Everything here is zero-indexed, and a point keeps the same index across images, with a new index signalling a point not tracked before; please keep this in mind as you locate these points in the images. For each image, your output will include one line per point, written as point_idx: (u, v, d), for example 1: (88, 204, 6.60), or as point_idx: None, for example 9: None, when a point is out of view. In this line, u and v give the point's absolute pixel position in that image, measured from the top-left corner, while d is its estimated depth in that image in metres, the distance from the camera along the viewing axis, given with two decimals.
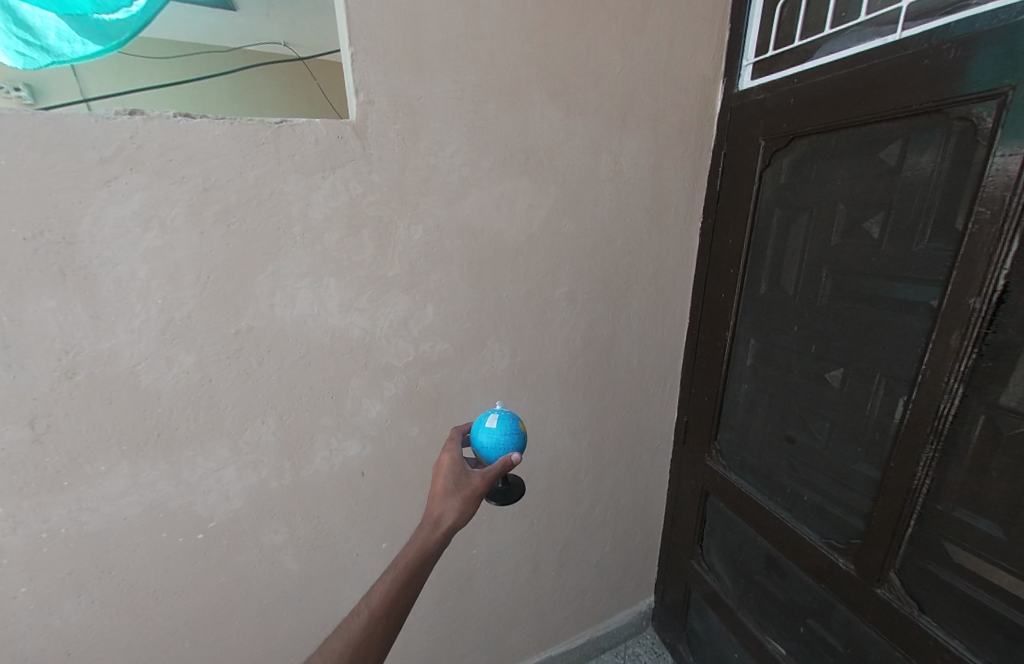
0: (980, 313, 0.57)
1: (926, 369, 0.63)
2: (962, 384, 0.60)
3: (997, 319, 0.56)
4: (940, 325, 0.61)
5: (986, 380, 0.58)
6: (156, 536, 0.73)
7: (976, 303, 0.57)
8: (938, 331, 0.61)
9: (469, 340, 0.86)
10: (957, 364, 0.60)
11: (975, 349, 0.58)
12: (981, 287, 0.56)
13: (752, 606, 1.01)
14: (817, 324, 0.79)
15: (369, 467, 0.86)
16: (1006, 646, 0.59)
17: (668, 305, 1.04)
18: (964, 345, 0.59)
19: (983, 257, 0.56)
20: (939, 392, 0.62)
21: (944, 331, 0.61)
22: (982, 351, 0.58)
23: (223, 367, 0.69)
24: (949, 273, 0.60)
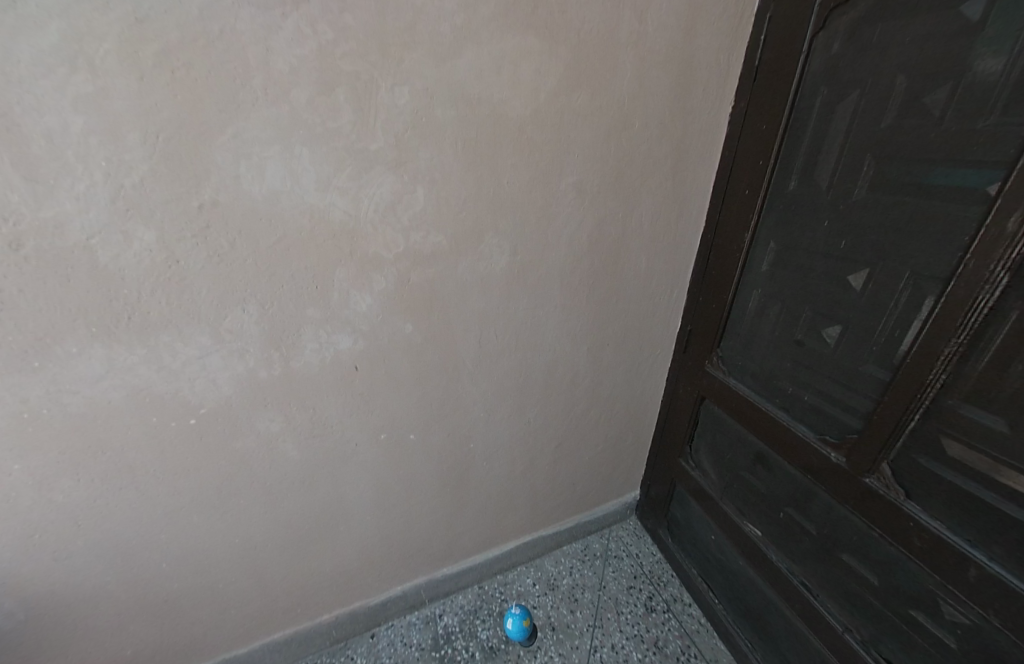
0: None
1: (970, 259, 0.58)
2: (1008, 274, 0.55)
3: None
4: (998, 209, 0.54)
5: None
6: (146, 419, 0.74)
7: None
8: (994, 216, 0.55)
9: (465, 232, 0.79)
10: (1007, 252, 0.54)
11: None
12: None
13: (735, 497, 1.08)
14: (851, 219, 0.71)
15: (363, 362, 0.84)
16: (985, 526, 0.62)
17: (684, 203, 0.95)
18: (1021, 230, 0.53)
19: None
20: (978, 284, 0.57)
21: (1001, 215, 0.54)
22: None
23: (189, 247, 0.64)
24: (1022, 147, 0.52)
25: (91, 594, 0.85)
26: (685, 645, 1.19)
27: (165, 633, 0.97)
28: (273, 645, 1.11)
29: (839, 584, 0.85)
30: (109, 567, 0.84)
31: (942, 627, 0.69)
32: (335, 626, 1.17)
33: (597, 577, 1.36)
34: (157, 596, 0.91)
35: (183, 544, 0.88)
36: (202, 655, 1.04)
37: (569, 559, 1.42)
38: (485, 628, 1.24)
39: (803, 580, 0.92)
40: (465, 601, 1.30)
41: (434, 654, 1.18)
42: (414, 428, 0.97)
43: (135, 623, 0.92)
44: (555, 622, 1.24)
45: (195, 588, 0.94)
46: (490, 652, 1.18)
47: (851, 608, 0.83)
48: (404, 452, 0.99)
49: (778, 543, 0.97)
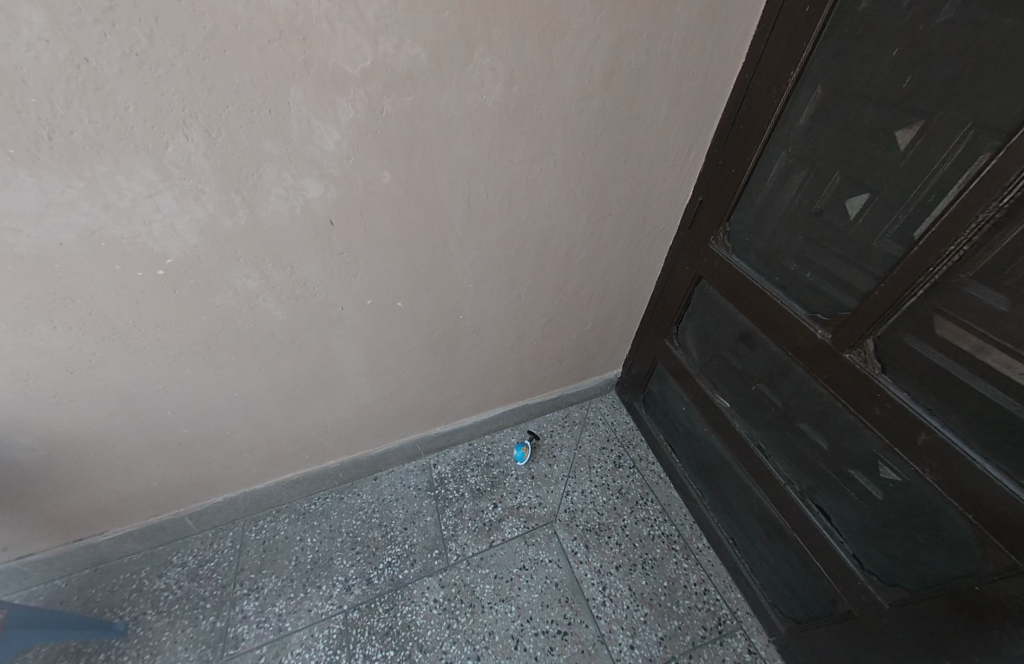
0: None
1: None
2: None
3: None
4: None
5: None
6: (109, 266, 0.68)
7: None
8: None
9: (447, 46, 0.64)
10: None
11: None
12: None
13: (711, 371, 1.10)
14: (925, 49, 0.57)
15: (338, 215, 0.75)
16: (952, 397, 0.62)
17: (725, 29, 0.76)
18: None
19: None
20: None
21: None
22: None
23: (94, 37, 0.51)
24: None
25: (105, 436, 0.89)
26: (645, 493, 1.34)
27: (184, 470, 1.05)
28: (287, 483, 1.23)
29: (792, 447, 0.91)
30: (116, 413, 0.87)
31: (876, 481, 0.75)
32: (341, 471, 1.29)
33: (575, 439, 1.48)
34: (169, 439, 0.96)
35: (181, 396, 0.90)
36: (223, 488, 1.15)
37: (551, 424, 1.53)
38: (474, 475, 1.38)
39: (760, 443, 0.99)
40: (457, 455, 1.43)
41: (429, 493, 1.32)
42: (402, 293, 0.92)
43: (155, 461, 0.99)
44: (535, 472, 1.38)
45: (205, 434, 0.99)
46: (477, 493, 1.33)
47: (799, 467, 0.90)
48: (392, 318, 0.96)
49: (744, 412, 1.02)
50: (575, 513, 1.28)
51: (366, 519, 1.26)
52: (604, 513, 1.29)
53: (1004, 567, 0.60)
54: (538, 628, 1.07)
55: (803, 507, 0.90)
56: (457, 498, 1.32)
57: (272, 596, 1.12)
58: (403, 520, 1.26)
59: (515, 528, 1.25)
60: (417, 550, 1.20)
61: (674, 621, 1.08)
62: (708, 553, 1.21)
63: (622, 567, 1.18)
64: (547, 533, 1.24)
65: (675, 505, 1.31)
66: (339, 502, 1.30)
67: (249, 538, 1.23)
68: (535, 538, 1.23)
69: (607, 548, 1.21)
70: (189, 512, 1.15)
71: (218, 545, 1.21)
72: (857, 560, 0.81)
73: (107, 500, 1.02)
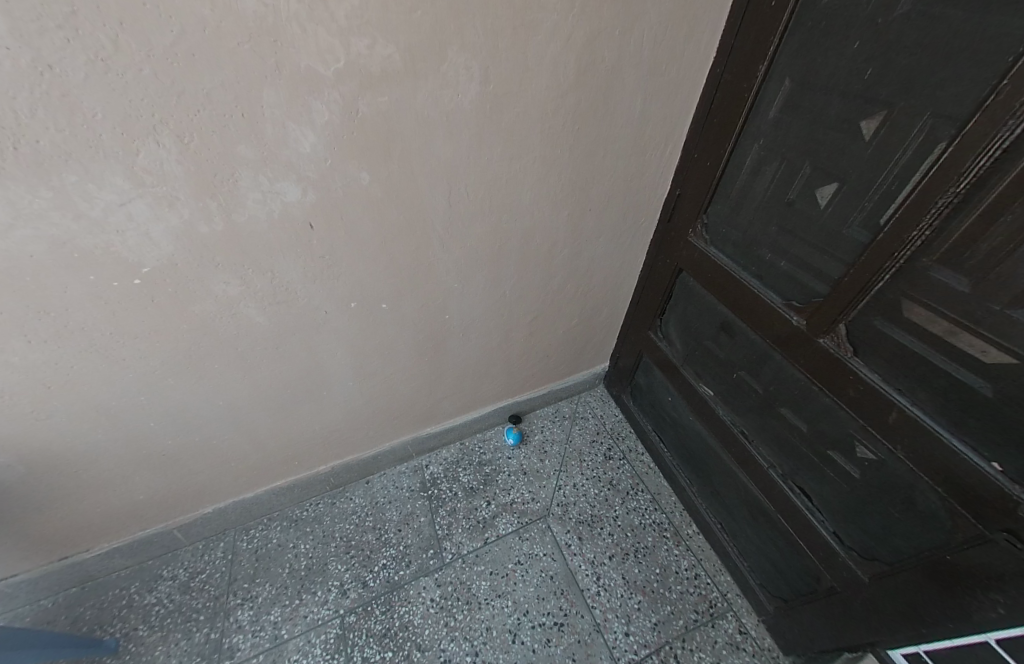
0: None
1: (1004, 88, 0.49)
2: None
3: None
4: None
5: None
6: (83, 276, 0.67)
7: None
8: None
9: (421, 46, 0.64)
10: None
11: None
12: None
13: (695, 361, 1.12)
14: (885, 41, 0.59)
15: (318, 218, 0.75)
16: (921, 377, 0.65)
17: (695, 25, 0.78)
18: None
19: None
20: (1001, 121, 0.50)
21: None
22: None
23: (57, 43, 0.50)
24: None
25: (87, 450, 0.87)
26: (635, 483, 1.36)
27: (172, 481, 1.04)
28: (277, 490, 1.22)
29: (774, 431, 0.93)
30: (98, 426, 0.85)
31: (852, 460, 0.78)
32: (332, 476, 1.28)
33: (565, 433, 1.49)
34: (154, 451, 0.95)
35: (164, 406, 0.88)
36: (212, 498, 1.14)
37: (541, 419, 1.54)
38: (466, 473, 1.38)
39: (743, 429, 1.01)
40: (448, 454, 1.43)
41: (422, 494, 1.33)
42: (386, 295, 0.92)
43: (140, 474, 0.97)
44: (527, 468, 1.40)
45: (191, 445, 0.98)
46: (471, 492, 1.34)
47: (781, 451, 0.93)
48: (377, 320, 0.96)
49: (726, 399, 1.05)
50: (568, 506, 1.30)
51: (359, 522, 1.26)
52: (596, 504, 1.31)
53: (972, 537, 0.63)
54: (534, 622, 1.08)
55: (785, 489, 0.93)
56: (450, 498, 1.32)
57: (267, 604, 1.11)
58: (397, 522, 1.26)
59: (509, 524, 1.26)
60: (412, 551, 1.20)
61: (667, 606, 1.11)
62: (697, 538, 1.24)
63: (615, 556, 1.20)
64: (541, 527, 1.25)
65: (664, 494, 1.33)
66: (332, 507, 1.30)
67: (242, 548, 1.21)
68: (529, 532, 1.24)
69: (600, 539, 1.23)
70: (178, 524, 1.14)
71: (209, 556, 1.20)
72: (838, 537, 0.84)
73: (92, 516, 1.00)
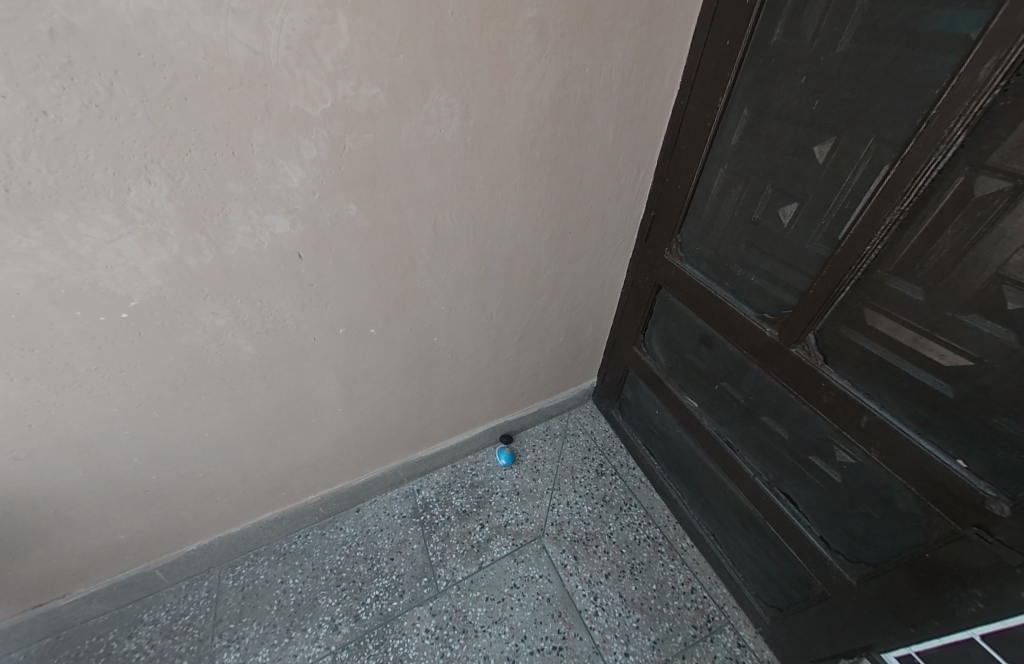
0: None
1: (933, 117, 0.55)
2: (964, 133, 0.53)
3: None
4: (975, 55, 0.50)
5: (992, 127, 0.51)
6: (69, 313, 0.67)
7: None
8: (968, 64, 0.51)
9: (404, 86, 0.68)
10: (971, 105, 0.52)
11: (1001, 84, 0.49)
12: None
13: (678, 374, 1.16)
14: (828, 76, 0.65)
15: (306, 249, 0.77)
16: (885, 381, 0.69)
17: (658, 60, 0.84)
18: (991, 78, 0.50)
19: None
20: (935, 145, 0.55)
21: (976, 61, 0.50)
22: (1007, 86, 0.49)
23: (52, 92, 0.52)
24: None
25: (66, 490, 0.85)
26: (628, 498, 1.37)
27: (155, 518, 1.01)
28: (265, 522, 1.19)
29: (757, 440, 0.96)
30: (79, 464, 0.83)
31: (833, 465, 0.81)
32: (321, 505, 1.26)
33: (556, 451, 1.50)
34: (137, 488, 0.93)
35: (149, 440, 0.87)
36: (196, 534, 1.11)
37: (532, 438, 1.55)
38: (459, 496, 1.37)
39: (728, 439, 1.04)
40: (440, 478, 1.42)
41: (414, 520, 1.31)
42: (375, 320, 0.94)
43: (122, 512, 0.95)
44: (519, 488, 1.40)
45: (176, 479, 0.96)
46: (464, 515, 1.33)
47: (765, 459, 0.95)
48: (366, 345, 0.97)
49: (710, 410, 1.07)
50: (562, 525, 1.30)
51: (350, 553, 1.24)
52: (590, 522, 1.31)
53: (947, 534, 0.66)
54: (533, 647, 1.07)
55: (772, 496, 0.95)
56: (443, 522, 1.31)
57: (255, 644, 1.07)
58: (390, 550, 1.24)
59: (503, 547, 1.25)
60: (405, 580, 1.18)
61: (666, 623, 1.11)
62: (692, 551, 1.25)
63: (611, 574, 1.20)
64: (536, 548, 1.25)
65: (657, 508, 1.34)
66: (322, 538, 1.27)
67: (227, 586, 1.18)
68: (524, 554, 1.23)
69: (595, 557, 1.23)
70: (160, 563, 1.10)
71: (193, 596, 1.16)
72: (825, 542, 0.86)
73: (70, 559, 0.97)
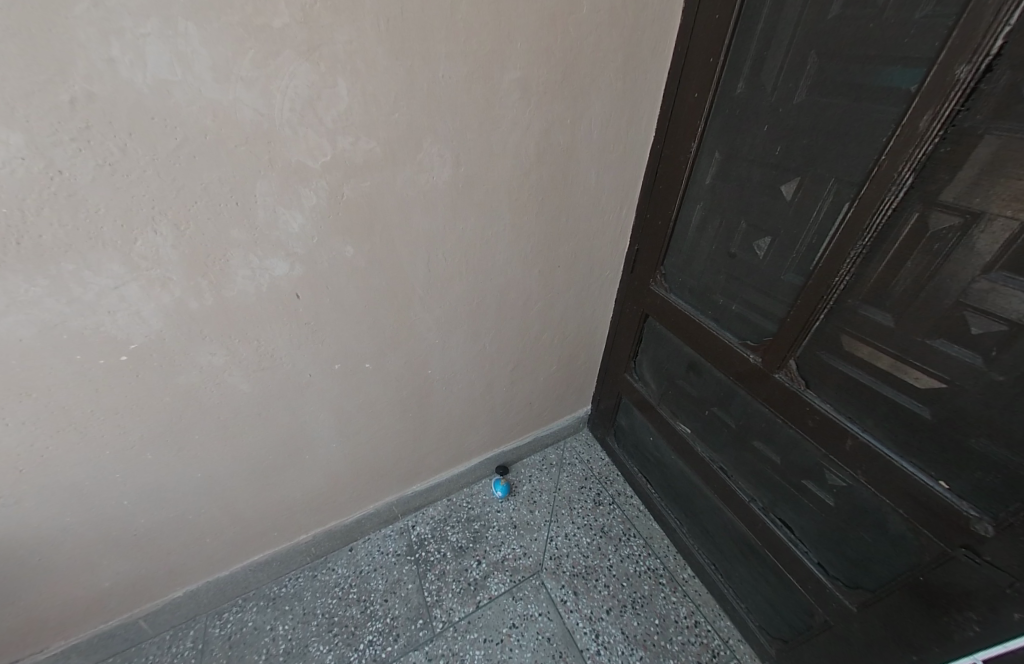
0: (962, 85, 0.52)
1: (883, 161, 0.60)
2: (912, 176, 0.58)
3: (976, 91, 0.51)
4: (913, 109, 0.56)
5: (938, 170, 0.56)
6: (69, 357, 0.69)
7: (961, 73, 0.51)
8: (909, 117, 0.56)
9: (399, 138, 0.72)
10: (915, 151, 0.57)
11: (939, 133, 0.55)
12: (975, 51, 0.50)
13: (670, 401, 1.17)
14: (788, 124, 0.71)
15: (304, 289, 0.79)
16: (866, 404, 0.72)
17: (635, 109, 0.90)
18: (931, 127, 0.55)
19: (990, 11, 0.48)
20: (887, 186, 0.60)
21: (915, 114, 0.56)
22: (945, 135, 0.54)
23: (69, 153, 0.56)
24: (945, 39, 0.52)
25: (52, 536, 0.84)
26: (627, 528, 1.36)
27: (142, 564, 0.99)
28: (254, 565, 1.16)
29: (750, 466, 0.97)
30: (67, 510, 0.82)
31: (824, 489, 0.82)
32: (313, 544, 1.24)
33: (553, 481, 1.49)
34: (126, 532, 0.91)
35: (141, 482, 0.87)
36: (183, 580, 1.08)
37: (528, 469, 1.54)
38: (454, 532, 1.35)
39: (721, 464, 1.05)
40: (435, 513, 1.40)
41: (409, 558, 1.29)
42: (369, 355, 0.95)
43: (108, 558, 0.93)
44: (516, 521, 1.38)
45: (165, 522, 0.95)
46: (460, 551, 1.30)
47: (758, 484, 0.97)
48: (360, 380, 0.98)
49: (703, 436, 1.09)
50: (560, 559, 1.28)
51: (343, 596, 1.21)
52: (589, 555, 1.29)
53: (938, 556, 0.67)
54: None
55: (768, 522, 0.96)
56: (439, 560, 1.28)
57: None
58: (384, 591, 1.21)
59: (501, 584, 1.23)
60: (400, 623, 1.15)
61: (670, 660, 1.08)
62: (693, 582, 1.23)
63: (613, 609, 1.17)
64: (535, 584, 1.22)
65: (657, 537, 1.33)
66: (313, 580, 1.24)
67: (214, 635, 1.13)
68: (523, 591, 1.21)
69: (595, 591, 1.21)
70: (145, 612, 1.07)
71: (178, 647, 1.11)
72: (823, 568, 0.87)
73: (51, 610, 0.94)
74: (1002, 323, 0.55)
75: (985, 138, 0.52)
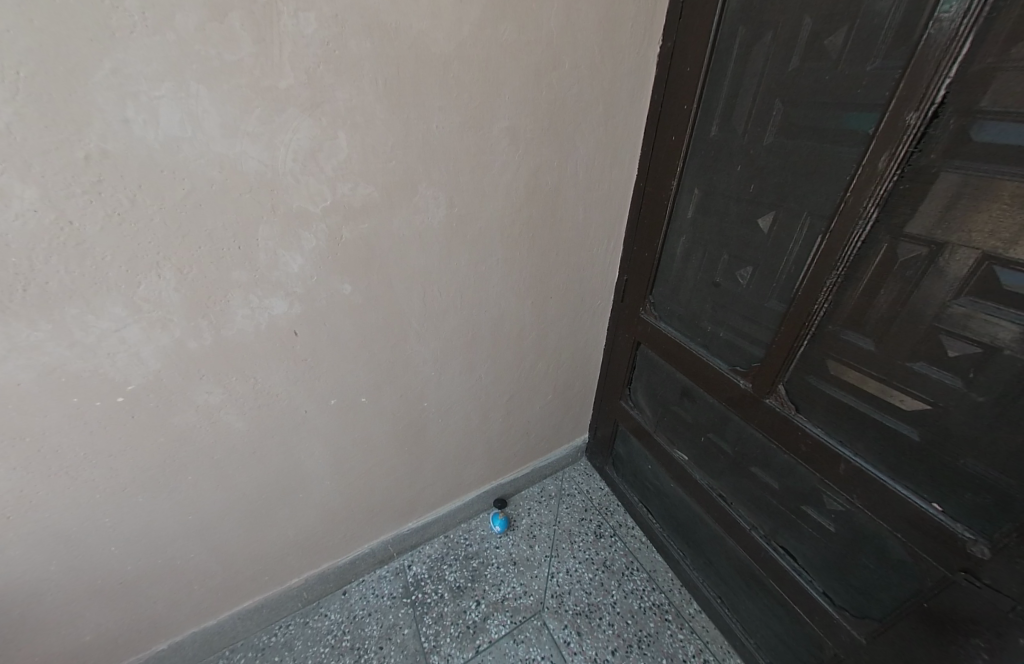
0: (913, 130, 0.56)
1: (849, 196, 0.64)
2: (877, 210, 0.62)
3: (926, 135, 0.56)
4: (872, 150, 0.60)
5: (900, 205, 0.60)
6: (65, 400, 0.69)
7: (912, 119, 0.56)
8: (868, 157, 0.61)
9: (396, 183, 0.76)
10: (877, 188, 0.61)
11: (897, 171, 0.59)
12: (921, 99, 0.55)
13: (666, 429, 1.18)
14: (760, 163, 0.76)
15: (302, 327, 0.81)
16: (856, 427, 0.73)
17: (618, 149, 0.96)
18: (889, 166, 0.59)
19: (932, 66, 0.53)
20: (855, 220, 0.64)
21: (874, 154, 0.60)
22: (903, 173, 0.59)
23: (80, 205, 0.59)
24: (894, 89, 0.57)
25: (35, 586, 0.81)
26: (629, 562, 1.33)
27: (125, 614, 0.95)
28: (243, 613, 1.12)
29: (748, 492, 0.97)
30: (52, 558, 0.80)
31: (823, 514, 0.82)
32: (306, 588, 1.20)
33: (552, 514, 1.47)
34: (111, 579, 0.88)
35: (129, 526, 0.84)
36: (168, 631, 1.03)
37: (526, 502, 1.51)
38: (452, 571, 1.32)
39: (720, 491, 1.05)
40: (432, 551, 1.37)
41: (405, 601, 1.24)
42: (366, 389, 0.96)
43: (90, 609, 0.89)
44: (516, 557, 1.35)
45: (153, 568, 0.92)
46: (458, 592, 1.26)
47: (758, 511, 0.96)
48: (357, 415, 0.98)
49: (700, 463, 1.09)
50: (562, 597, 1.24)
51: (335, 644, 1.15)
52: (592, 591, 1.26)
53: (940, 581, 0.67)
54: None
55: (771, 551, 0.94)
56: (436, 602, 1.24)
57: None
58: (378, 638, 1.16)
59: (501, 626, 1.18)
60: None
61: None
62: (700, 618, 1.20)
63: (618, 650, 1.13)
64: (536, 625, 1.18)
65: (660, 571, 1.31)
66: (305, 628, 1.19)
67: None
68: (524, 633, 1.17)
69: (600, 631, 1.17)
70: None
71: None
72: (829, 598, 0.85)
73: None
74: (976, 345, 0.58)
75: (941, 175, 0.56)
